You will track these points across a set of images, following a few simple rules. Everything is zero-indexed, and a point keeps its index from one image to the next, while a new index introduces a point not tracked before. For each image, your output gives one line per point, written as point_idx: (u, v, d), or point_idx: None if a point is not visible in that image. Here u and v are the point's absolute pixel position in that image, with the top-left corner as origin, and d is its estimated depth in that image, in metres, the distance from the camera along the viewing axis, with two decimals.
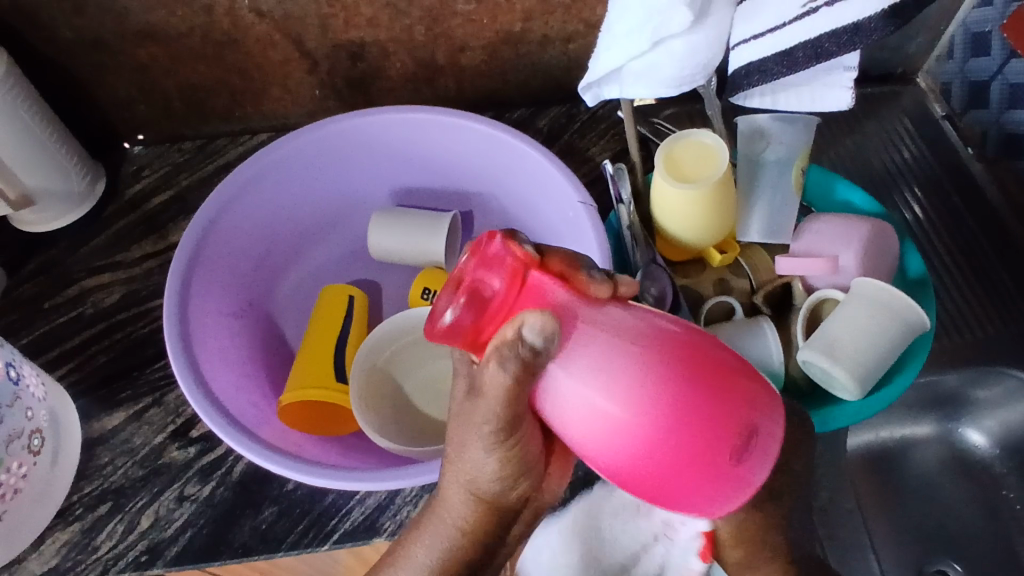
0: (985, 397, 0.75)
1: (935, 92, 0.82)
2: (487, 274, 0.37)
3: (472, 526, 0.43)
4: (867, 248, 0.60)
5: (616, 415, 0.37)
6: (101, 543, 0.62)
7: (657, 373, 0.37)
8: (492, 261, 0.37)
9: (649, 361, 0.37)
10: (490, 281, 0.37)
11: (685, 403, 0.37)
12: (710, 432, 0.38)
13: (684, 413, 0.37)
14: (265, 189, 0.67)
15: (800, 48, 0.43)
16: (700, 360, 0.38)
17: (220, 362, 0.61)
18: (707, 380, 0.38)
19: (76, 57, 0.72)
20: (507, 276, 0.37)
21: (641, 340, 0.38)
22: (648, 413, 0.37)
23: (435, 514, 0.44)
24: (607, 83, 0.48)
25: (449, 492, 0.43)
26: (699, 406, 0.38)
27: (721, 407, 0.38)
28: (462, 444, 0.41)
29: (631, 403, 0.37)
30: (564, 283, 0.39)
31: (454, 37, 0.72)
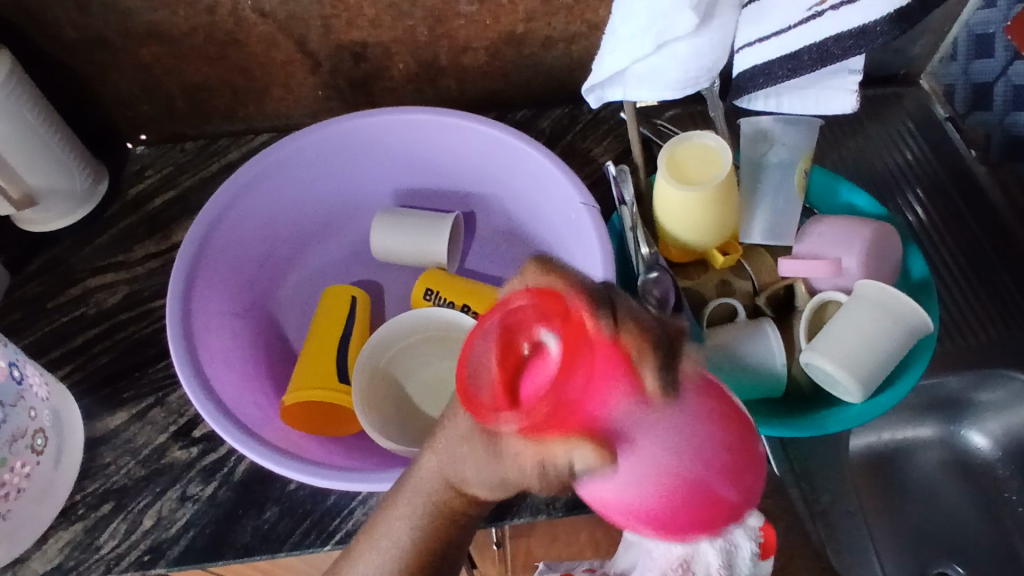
0: (987, 400, 0.75)
1: (938, 94, 0.81)
2: (558, 365, 0.29)
3: (444, 519, 0.40)
4: (869, 251, 0.60)
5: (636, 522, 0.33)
6: (104, 542, 0.62)
7: (690, 489, 0.32)
8: (566, 349, 0.29)
9: (689, 477, 0.32)
10: (563, 378, 0.28)
11: (704, 512, 0.34)
12: (720, 497, 0.34)
13: (700, 517, 0.35)
14: (268, 190, 0.67)
15: (805, 52, 0.43)
16: (731, 467, 0.34)
17: (223, 362, 0.61)
18: (733, 485, 0.34)
19: (80, 57, 0.72)
20: (584, 373, 0.29)
21: (693, 451, 0.32)
22: (672, 523, 0.34)
23: (408, 489, 0.41)
24: (611, 85, 0.48)
25: (427, 474, 0.40)
26: (714, 508, 0.35)
27: (734, 502, 0.35)
28: (459, 452, 0.37)
29: (655, 518, 0.33)
30: (636, 383, 0.30)
31: (457, 38, 0.72)
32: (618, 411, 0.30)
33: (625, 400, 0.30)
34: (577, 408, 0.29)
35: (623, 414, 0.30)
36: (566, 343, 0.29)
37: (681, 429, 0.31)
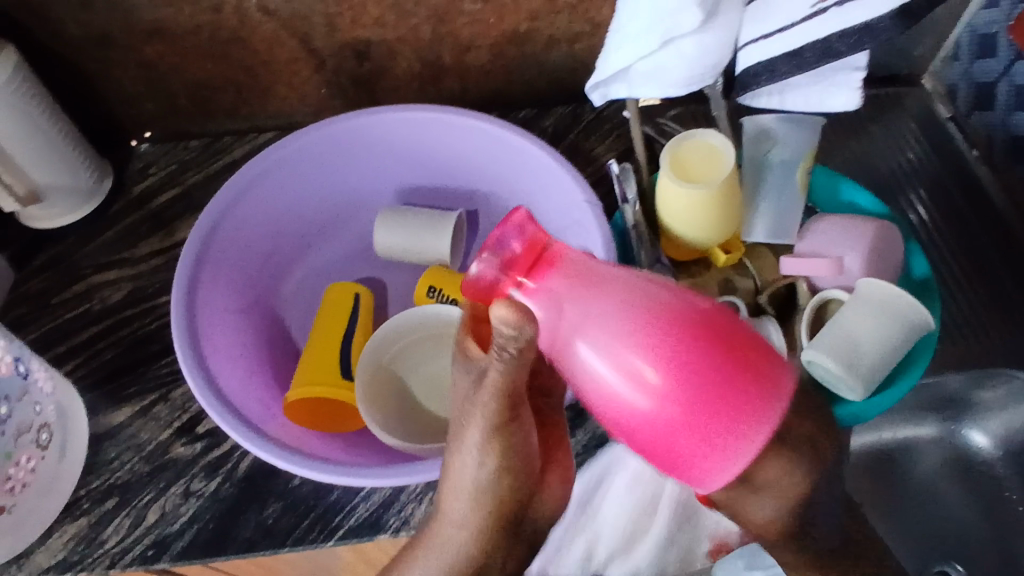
0: (988, 400, 0.75)
1: (940, 94, 0.81)
2: (511, 242, 0.43)
3: (481, 529, 0.44)
4: (871, 250, 0.61)
5: (626, 366, 0.42)
6: (108, 537, 0.63)
7: (659, 326, 0.42)
8: (517, 226, 0.43)
9: (651, 314, 0.42)
10: (515, 246, 0.43)
11: (687, 352, 0.41)
12: (701, 384, 0.41)
13: (685, 362, 0.41)
14: (272, 187, 0.68)
15: (809, 49, 0.43)
16: (699, 316, 0.42)
17: (227, 358, 0.62)
18: (708, 332, 0.42)
19: (85, 54, 0.72)
20: (529, 241, 0.44)
21: (648, 299, 0.43)
22: (652, 361, 0.41)
23: (438, 529, 0.46)
24: (615, 82, 0.48)
25: (454, 504, 0.45)
26: (699, 357, 0.41)
27: (719, 356, 0.41)
28: (461, 448, 0.44)
29: (635, 351, 0.41)
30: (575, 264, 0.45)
31: (461, 36, 0.72)
32: (562, 270, 0.44)
33: (566, 261, 0.44)
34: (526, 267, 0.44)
35: (569, 271, 0.44)
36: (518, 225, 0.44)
37: (632, 284, 0.43)
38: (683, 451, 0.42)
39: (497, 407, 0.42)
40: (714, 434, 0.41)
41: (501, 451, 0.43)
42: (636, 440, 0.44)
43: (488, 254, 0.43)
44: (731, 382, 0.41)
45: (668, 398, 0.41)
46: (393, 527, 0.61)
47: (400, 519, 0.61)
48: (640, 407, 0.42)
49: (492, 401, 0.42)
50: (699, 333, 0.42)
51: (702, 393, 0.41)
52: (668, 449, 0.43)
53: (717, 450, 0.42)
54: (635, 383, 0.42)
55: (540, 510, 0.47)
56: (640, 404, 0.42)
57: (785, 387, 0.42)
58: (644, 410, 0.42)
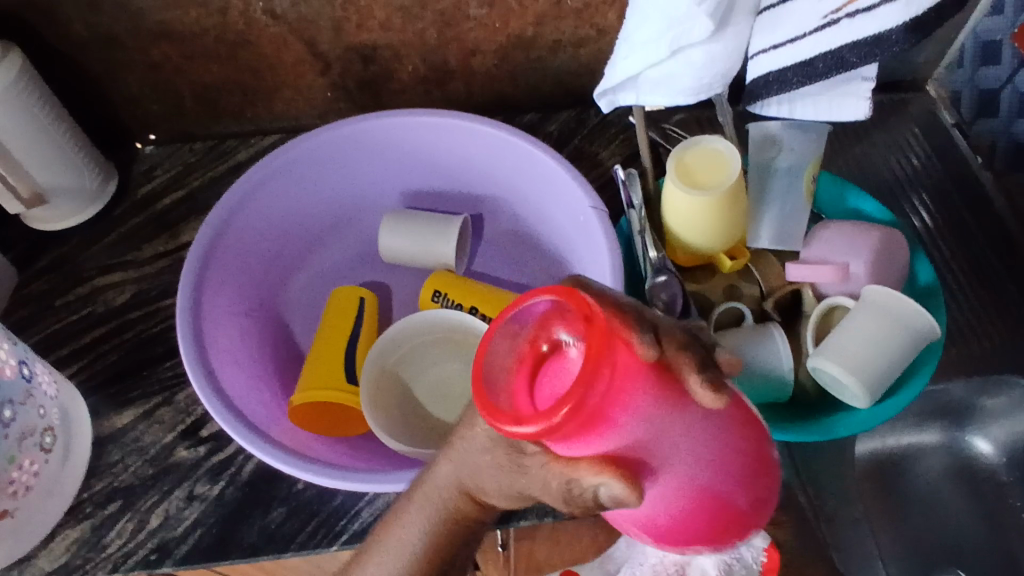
0: (990, 406, 0.75)
1: (945, 100, 0.82)
2: (587, 392, 0.32)
3: (450, 512, 0.44)
4: (877, 256, 0.60)
5: (659, 516, 0.38)
6: (111, 541, 0.62)
7: (705, 478, 0.37)
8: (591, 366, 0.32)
9: (709, 461, 0.37)
10: (587, 403, 0.32)
11: (722, 497, 0.38)
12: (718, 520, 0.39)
13: (716, 509, 0.38)
14: (277, 190, 0.68)
15: (820, 59, 0.43)
16: (739, 455, 0.38)
17: (231, 362, 0.62)
18: (742, 468, 0.38)
19: (90, 57, 0.72)
20: (604, 387, 0.33)
21: (705, 448, 0.36)
22: (688, 513, 0.38)
23: (422, 490, 0.45)
24: (624, 90, 0.48)
25: (442, 478, 0.44)
26: (730, 496, 0.38)
27: (744, 489, 0.39)
28: (474, 457, 0.42)
29: (675, 508, 0.37)
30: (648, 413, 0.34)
31: (467, 41, 0.72)
32: (629, 423, 0.34)
33: (635, 412, 0.34)
34: (594, 425, 0.33)
35: (636, 428, 0.34)
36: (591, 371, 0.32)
37: (694, 429, 0.36)
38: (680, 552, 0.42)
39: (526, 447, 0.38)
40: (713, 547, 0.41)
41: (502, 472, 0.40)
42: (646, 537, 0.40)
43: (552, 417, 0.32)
44: (748, 510, 0.40)
45: (694, 532, 0.39)
46: None
47: None
48: (662, 536, 0.39)
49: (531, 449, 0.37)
50: (736, 471, 0.38)
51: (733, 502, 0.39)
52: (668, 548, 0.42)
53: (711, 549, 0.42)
54: (663, 526, 0.38)
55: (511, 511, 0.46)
56: (662, 534, 0.39)
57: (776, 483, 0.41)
58: (662, 537, 0.39)
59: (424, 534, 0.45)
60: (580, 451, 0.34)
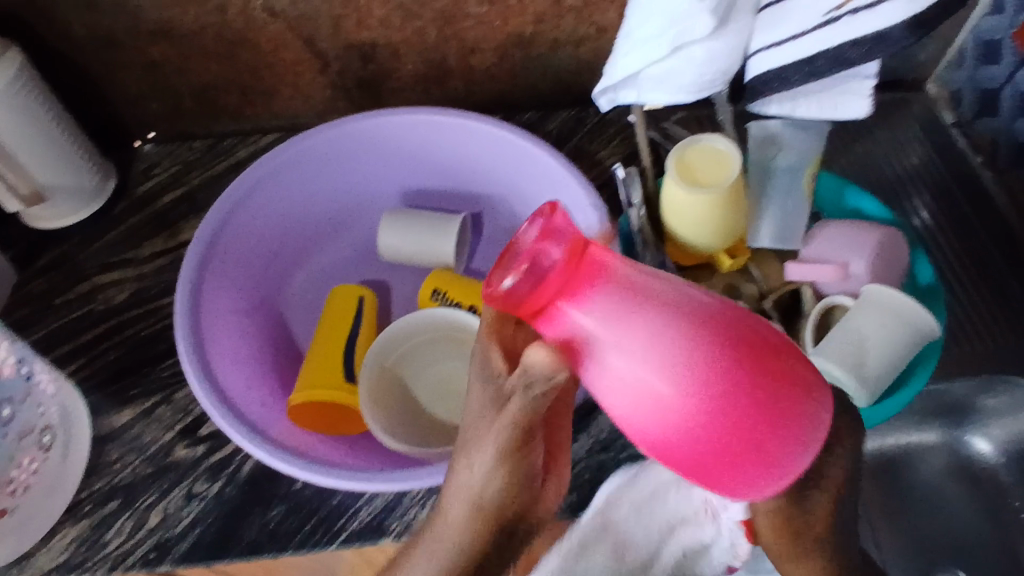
0: (991, 406, 0.75)
1: (945, 99, 0.82)
2: (546, 247, 0.38)
3: (478, 534, 0.43)
4: (878, 256, 0.60)
5: (677, 395, 0.38)
6: (110, 539, 0.62)
7: (710, 348, 0.37)
8: (555, 232, 0.39)
9: (713, 338, 0.38)
10: (549, 263, 0.38)
11: (740, 374, 0.38)
12: (746, 418, 0.38)
13: (737, 387, 0.38)
14: (276, 188, 0.68)
15: (822, 56, 0.43)
16: (742, 331, 0.39)
17: (231, 360, 0.62)
18: (754, 348, 0.38)
19: (90, 55, 0.72)
20: (567, 253, 0.38)
21: (695, 316, 0.38)
22: (706, 393, 0.37)
23: (431, 531, 0.44)
24: (625, 87, 0.48)
25: (449, 507, 0.43)
26: (751, 376, 0.38)
27: (766, 370, 0.38)
28: (467, 461, 0.43)
29: (687, 384, 0.37)
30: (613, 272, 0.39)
31: (466, 39, 0.72)
32: (601, 287, 0.38)
33: (606, 277, 0.39)
34: (563, 285, 0.38)
35: (608, 288, 0.38)
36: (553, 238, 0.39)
37: (673, 291, 0.39)
38: (716, 467, 0.39)
39: (516, 422, 0.42)
40: (762, 455, 0.38)
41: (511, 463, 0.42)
42: (675, 447, 0.39)
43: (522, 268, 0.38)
44: (783, 398, 0.38)
45: (723, 424, 0.38)
46: (395, 531, 0.61)
47: (402, 523, 0.61)
48: (691, 433, 0.38)
49: (513, 416, 0.42)
50: (746, 345, 0.38)
51: (758, 402, 0.38)
52: (711, 468, 0.39)
53: (764, 471, 0.39)
54: (686, 412, 0.38)
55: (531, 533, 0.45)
56: (690, 427, 0.38)
57: (823, 397, 0.40)
58: (691, 435, 0.38)
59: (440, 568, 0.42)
60: (561, 317, 0.39)
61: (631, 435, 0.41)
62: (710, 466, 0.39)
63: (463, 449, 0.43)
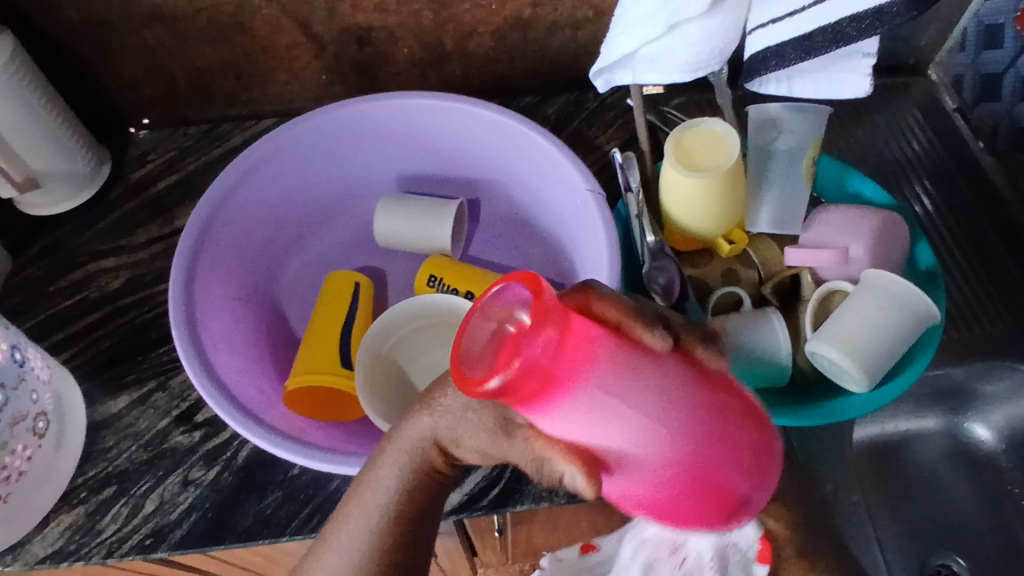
0: (991, 391, 0.74)
1: (946, 85, 0.80)
2: (535, 350, 0.31)
3: (419, 471, 0.47)
4: (878, 240, 0.60)
5: (665, 493, 0.36)
6: (105, 526, 0.62)
7: (696, 474, 0.35)
8: (543, 316, 0.31)
9: (701, 463, 0.35)
10: (541, 362, 0.31)
11: (726, 469, 0.36)
12: (715, 522, 0.38)
13: (720, 498, 0.37)
14: (270, 174, 0.67)
15: (819, 33, 0.42)
16: (737, 444, 0.36)
17: (226, 346, 0.61)
18: (740, 439, 0.36)
19: (83, 40, 0.71)
20: (558, 346, 0.31)
21: (693, 429, 0.35)
22: (691, 491, 0.36)
23: (396, 447, 0.47)
24: (620, 68, 0.47)
25: (416, 433, 0.46)
26: (724, 495, 0.37)
27: (747, 460, 0.37)
28: (457, 418, 0.44)
29: (672, 500, 0.36)
30: (611, 382, 0.33)
31: (462, 22, 0.71)
32: (600, 384, 0.33)
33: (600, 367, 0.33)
34: (557, 384, 0.32)
35: (606, 404, 0.33)
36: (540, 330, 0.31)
37: (671, 380, 0.35)
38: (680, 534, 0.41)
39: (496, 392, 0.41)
40: (727, 530, 0.40)
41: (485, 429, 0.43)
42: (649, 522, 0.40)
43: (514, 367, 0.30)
44: (755, 496, 0.38)
45: (706, 512, 0.37)
46: None
47: None
48: (671, 519, 0.37)
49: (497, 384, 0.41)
50: (735, 437, 0.36)
51: (732, 511, 0.38)
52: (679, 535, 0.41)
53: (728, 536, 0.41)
54: (671, 503, 0.36)
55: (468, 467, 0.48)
56: (675, 515, 0.37)
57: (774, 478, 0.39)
58: (655, 522, 0.39)
59: (392, 493, 0.47)
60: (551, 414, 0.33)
61: (609, 497, 0.40)
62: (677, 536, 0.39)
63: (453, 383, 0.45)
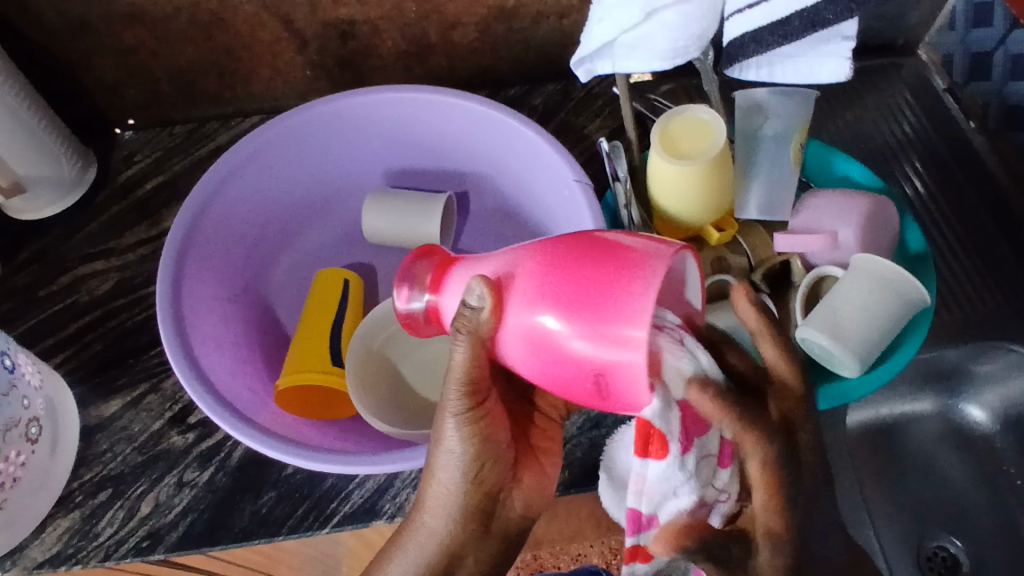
0: (985, 372, 0.74)
1: (936, 64, 0.80)
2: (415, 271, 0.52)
3: (456, 526, 0.46)
4: (866, 224, 0.60)
5: (515, 317, 0.43)
6: (102, 529, 0.62)
7: (523, 265, 0.44)
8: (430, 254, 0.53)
9: (521, 262, 0.44)
10: (420, 276, 0.51)
11: (559, 283, 0.42)
12: (568, 310, 0.42)
13: (553, 279, 0.42)
14: (254, 172, 0.66)
15: (795, 17, 0.42)
16: (560, 240, 0.44)
17: (215, 347, 0.61)
18: (579, 256, 0.42)
19: (63, 42, 0.71)
20: (438, 263, 0.51)
21: (514, 249, 0.46)
22: (522, 293, 0.43)
23: (420, 520, 0.47)
24: (600, 57, 0.46)
25: (437, 494, 0.46)
26: (560, 272, 0.42)
27: (587, 274, 0.42)
28: (437, 438, 0.47)
29: (515, 297, 0.43)
30: (459, 262, 0.49)
31: (446, 14, 0.70)
32: (452, 267, 0.49)
33: (466, 262, 0.49)
34: (433, 283, 0.50)
35: (457, 271, 0.49)
36: (428, 261, 0.52)
37: (512, 246, 0.46)
38: (601, 372, 0.42)
39: (459, 398, 0.45)
40: (600, 316, 0.41)
41: (474, 445, 0.46)
42: (563, 367, 0.43)
43: (408, 287, 0.51)
44: (597, 275, 0.41)
45: (560, 332, 0.42)
46: (388, 513, 0.61)
47: (394, 505, 0.61)
48: (541, 349, 0.43)
49: (453, 391, 0.45)
50: (570, 258, 0.43)
51: (577, 290, 0.42)
52: (592, 367, 0.42)
53: (621, 338, 0.40)
54: (526, 327, 0.43)
55: (512, 505, 0.49)
56: (540, 341, 0.43)
57: (649, 262, 0.41)
58: (549, 349, 0.43)
59: (427, 559, 0.46)
60: (441, 301, 0.49)
61: (530, 373, 0.45)
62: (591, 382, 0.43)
63: (435, 445, 0.47)
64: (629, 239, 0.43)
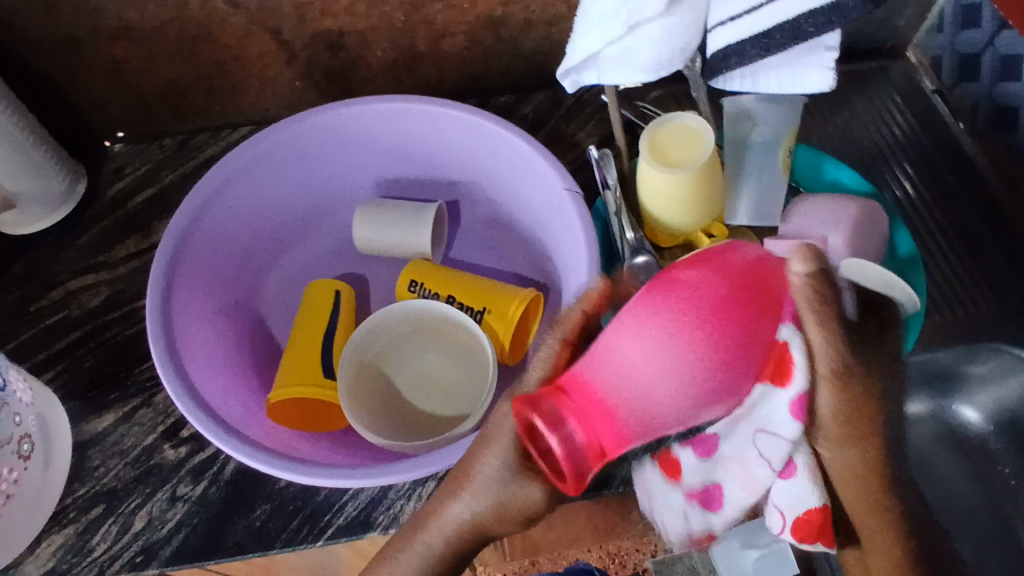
0: (979, 372, 0.74)
1: (925, 66, 0.81)
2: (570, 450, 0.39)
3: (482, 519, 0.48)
4: (854, 229, 0.59)
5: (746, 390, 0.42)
6: (95, 546, 0.62)
7: (716, 357, 0.38)
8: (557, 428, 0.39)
9: (711, 359, 0.38)
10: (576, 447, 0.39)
11: (756, 341, 0.39)
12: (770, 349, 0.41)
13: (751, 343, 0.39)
14: (245, 185, 0.66)
15: (777, 30, 0.41)
16: (712, 317, 0.38)
17: (207, 363, 0.61)
18: (739, 309, 0.38)
19: (50, 57, 0.70)
20: (567, 431, 0.39)
21: (679, 357, 0.38)
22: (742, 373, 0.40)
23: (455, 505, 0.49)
24: (585, 69, 0.47)
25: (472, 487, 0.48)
26: (749, 334, 0.39)
27: (757, 324, 0.39)
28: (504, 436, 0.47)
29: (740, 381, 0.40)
30: (609, 405, 0.39)
31: (435, 24, 0.71)
32: (619, 418, 0.39)
33: (623, 398, 0.38)
34: (604, 437, 0.39)
35: (624, 415, 0.39)
36: (568, 428, 0.39)
37: (665, 352, 0.38)
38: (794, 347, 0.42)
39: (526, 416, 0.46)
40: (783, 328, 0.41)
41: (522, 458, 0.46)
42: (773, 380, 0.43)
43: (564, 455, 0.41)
44: (761, 314, 0.39)
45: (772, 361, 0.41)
46: (382, 524, 0.61)
47: (389, 516, 0.61)
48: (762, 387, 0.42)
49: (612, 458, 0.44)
50: (737, 320, 0.38)
51: (767, 332, 0.40)
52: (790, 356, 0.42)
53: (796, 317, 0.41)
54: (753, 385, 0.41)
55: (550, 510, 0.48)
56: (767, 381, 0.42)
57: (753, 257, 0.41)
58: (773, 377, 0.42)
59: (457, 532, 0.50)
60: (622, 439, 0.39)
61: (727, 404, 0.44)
62: (782, 323, 0.40)
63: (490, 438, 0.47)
64: (707, 275, 0.39)
